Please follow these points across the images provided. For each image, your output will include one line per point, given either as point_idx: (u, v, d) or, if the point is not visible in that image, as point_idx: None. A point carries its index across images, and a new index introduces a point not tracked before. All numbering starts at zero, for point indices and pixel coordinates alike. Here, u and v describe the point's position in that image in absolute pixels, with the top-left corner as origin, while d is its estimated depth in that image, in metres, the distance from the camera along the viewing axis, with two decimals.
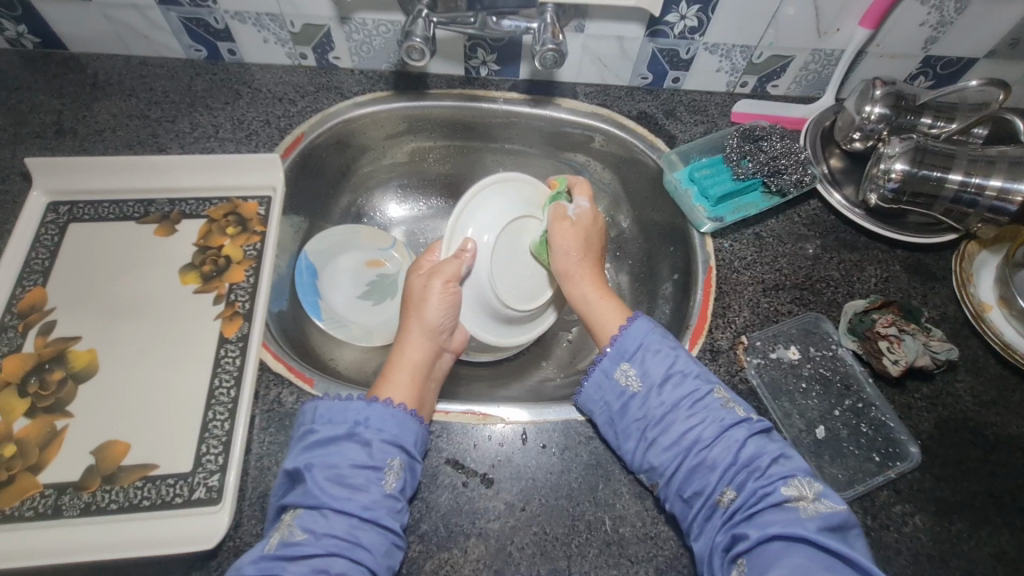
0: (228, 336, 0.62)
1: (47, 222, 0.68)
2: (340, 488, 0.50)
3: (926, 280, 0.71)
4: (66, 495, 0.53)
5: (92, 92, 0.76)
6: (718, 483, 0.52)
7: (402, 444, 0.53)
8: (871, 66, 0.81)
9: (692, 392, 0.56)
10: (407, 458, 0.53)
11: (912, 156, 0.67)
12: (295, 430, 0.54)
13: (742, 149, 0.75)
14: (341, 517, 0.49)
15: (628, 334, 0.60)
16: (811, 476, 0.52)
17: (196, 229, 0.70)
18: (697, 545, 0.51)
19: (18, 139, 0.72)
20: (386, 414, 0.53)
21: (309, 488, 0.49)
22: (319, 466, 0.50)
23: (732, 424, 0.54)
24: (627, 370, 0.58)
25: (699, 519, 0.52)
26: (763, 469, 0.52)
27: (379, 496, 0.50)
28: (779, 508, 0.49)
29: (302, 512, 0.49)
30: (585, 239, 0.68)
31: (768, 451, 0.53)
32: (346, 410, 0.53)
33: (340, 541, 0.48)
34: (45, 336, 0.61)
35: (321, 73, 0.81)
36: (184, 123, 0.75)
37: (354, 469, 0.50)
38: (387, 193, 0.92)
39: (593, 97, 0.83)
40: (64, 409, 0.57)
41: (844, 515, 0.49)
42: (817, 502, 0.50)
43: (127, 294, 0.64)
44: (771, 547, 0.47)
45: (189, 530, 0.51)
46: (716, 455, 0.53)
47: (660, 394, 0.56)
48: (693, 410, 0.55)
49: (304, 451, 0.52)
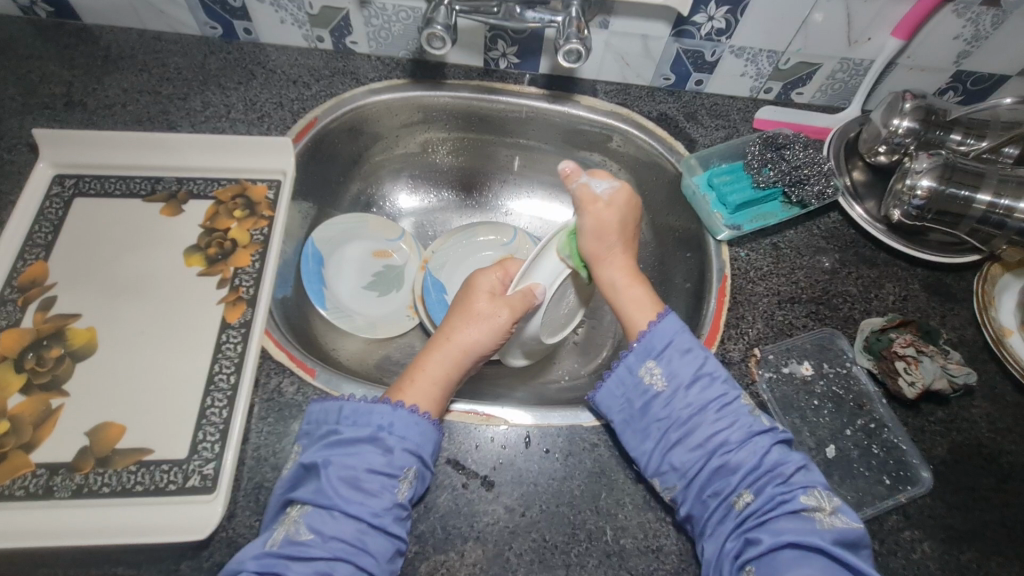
0: (231, 321, 0.61)
1: (52, 196, 0.67)
2: (354, 492, 0.49)
3: (945, 300, 0.69)
4: (58, 476, 0.51)
5: (104, 65, 0.74)
6: (737, 486, 0.52)
7: (422, 454, 0.52)
8: (899, 78, 0.79)
9: (719, 394, 0.56)
10: (423, 467, 0.52)
11: (941, 172, 0.65)
12: (309, 427, 0.53)
13: (763, 156, 0.74)
14: (350, 521, 0.48)
15: (657, 331, 0.59)
16: (830, 489, 0.52)
17: (203, 210, 0.69)
18: (705, 548, 0.51)
19: (27, 109, 0.71)
20: (410, 422, 0.52)
21: (322, 488, 0.49)
22: (336, 466, 0.50)
23: (759, 431, 0.54)
24: (652, 368, 0.58)
25: (713, 520, 0.51)
26: (784, 476, 0.52)
27: (390, 504, 0.49)
28: (792, 517, 0.50)
29: (311, 510, 0.48)
30: (620, 221, 0.67)
31: (793, 460, 0.53)
32: (370, 414, 0.53)
33: (346, 546, 0.47)
34: (44, 312, 0.59)
35: (337, 57, 0.79)
36: (195, 101, 0.73)
37: (370, 472, 0.50)
38: (398, 183, 0.91)
39: (613, 96, 0.82)
40: (60, 387, 0.56)
41: (859, 533, 0.49)
42: (834, 515, 0.50)
43: (130, 273, 0.63)
44: (784, 554, 0.48)
45: (182, 518, 0.50)
46: (739, 458, 0.53)
47: (686, 395, 0.56)
48: (720, 412, 0.55)
49: (323, 449, 0.51)
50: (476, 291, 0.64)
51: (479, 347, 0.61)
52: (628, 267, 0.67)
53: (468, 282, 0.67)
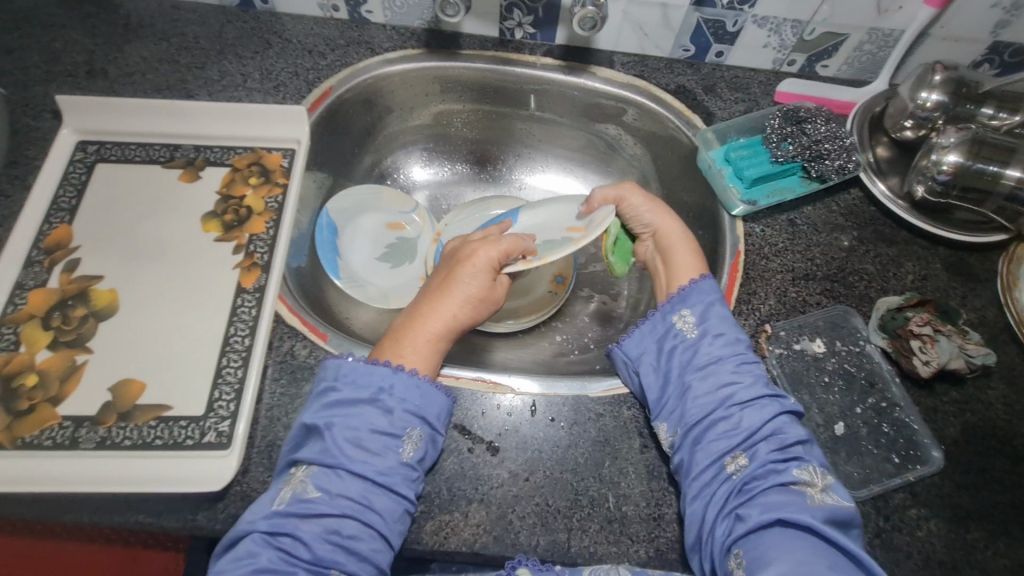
0: (246, 286, 0.62)
1: (75, 161, 0.68)
2: (358, 451, 0.49)
3: (967, 280, 0.67)
4: (83, 428, 0.54)
5: (124, 34, 0.75)
6: (731, 450, 0.52)
7: (425, 415, 0.52)
8: (931, 50, 0.76)
9: (740, 352, 0.56)
10: (428, 429, 0.52)
11: (968, 148, 0.64)
12: (315, 385, 0.54)
13: (784, 130, 0.72)
14: (356, 480, 0.48)
15: (698, 287, 0.60)
16: (825, 468, 0.51)
17: (220, 177, 0.70)
18: (689, 509, 0.51)
19: (50, 77, 0.72)
20: (410, 384, 0.53)
21: (326, 448, 0.49)
22: (339, 427, 0.50)
23: (769, 396, 0.54)
24: (682, 323, 0.59)
25: (703, 478, 0.51)
26: (781, 444, 0.51)
27: (395, 463, 0.49)
28: (785, 490, 0.49)
29: (316, 469, 0.48)
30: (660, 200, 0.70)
31: (790, 432, 0.52)
32: (370, 375, 0.52)
33: (353, 503, 0.47)
34: (69, 273, 0.61)
35: (352, 27, 0.79)
36: (213, 70, 0.74)
37: (372, 430, 0.50)
38: (412, 155, 0.91)
39: (630, 67, 0.80)
40: (84, 345, 0.58)
41: (850, 512, 0.48)
42: (825, 493, 0.49)
43: (151, 237, 0.65)
44: (771, 534, 0.46)
45: (198, 471, 0.52)
46: (742, 418, 0.53)
47: (700, 357, 0.56)
48: (738, 369, 0.55)
49: (325, 410, 0.51)
50: (478, 271, 0.61)
51: (474, 323, 0.62)
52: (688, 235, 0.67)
53: (468, 254, 0.63)
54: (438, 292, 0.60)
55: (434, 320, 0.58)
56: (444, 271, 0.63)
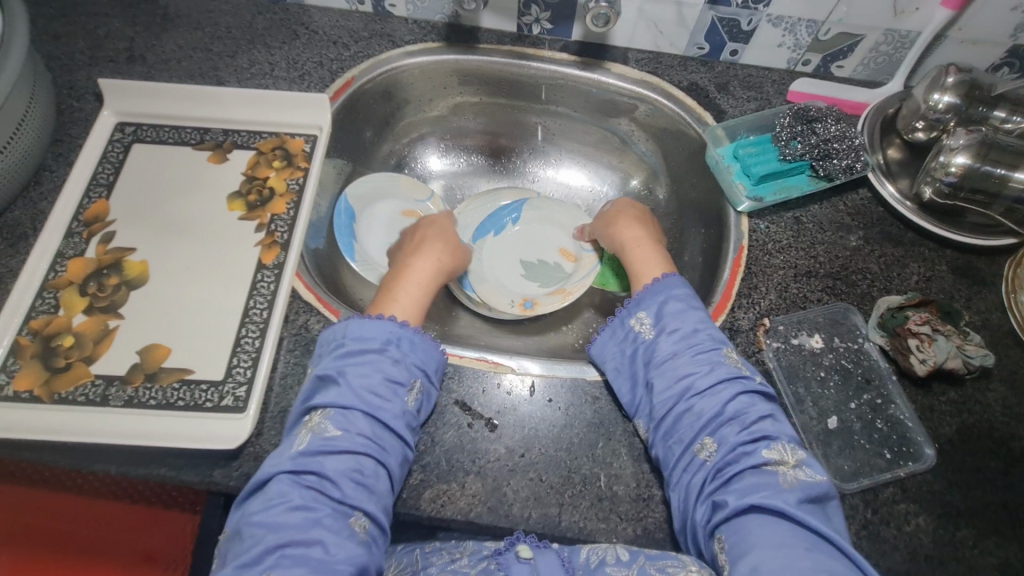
0: (266, 262, 0.66)
1: (114, 141, 0.73)
2: (370, 397, 0.53)
3: (973, 283, 0.67)
4: (113, 387, 0.58)
5: (162, 23, 0.80)
6: (698, 434, 0.54)
7: (427, 371, 0.56)
8: (948, 53, 0.76)
9: (696, 343, 0.58)
10: (428, 382, 0.56)
11: (976, 150, 0.65)
12: (321, 346, 0.57)
13: (793, 129, 0.73)
14: (368, 422, 0.52)
15: (653, 288, 0.63)
16: (796, 444, 0.53)
17: (246, 160, 0.74)
18: (672, 497, 0.53)
19: (94, 62, 0.76)
20: (414, 339, 0.57)
21: (342, 391, 0.53)
22: (352, 374, 0.53)
23: (729, 378, 0.55)
24: (641, 319, 0.61)
25: (679, 469, 0.53)
26: (745, 424, 0.53)
27: (403, 409, 0.53)
28: (757, 472, 0.50)
29: (333, 412, 0.52)
30: (614, 219, 0.76)
31: (755, 411, 0.54)
32: (375, 329, 0.56)
33: (367, 442, 0.51)
34: (105, 244, 0.66)
35: (376, 20, 0.82)
36: (243, 59, 0.78)
37: (381, 381, 0.54)
38: (429, 146, 0.94)
39: (644, 64, 0.82)
40: (117, 311, 0.62)
41: (823, 487, 0.50)
42: (797, 468, 0.51)
43: (181, 214, 0.69)
44: (749, 517, 0.48)
45: (216, 430, 0.56)
46: (703, 405, 0.54)
47: (669, 343, 0.58)
48: (695, 358, 0.57)
49: (335, 360, 0.55)
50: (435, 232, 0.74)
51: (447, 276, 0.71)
52: (637, 249, 0.70)
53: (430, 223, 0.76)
54: (412, 252, 0.70)
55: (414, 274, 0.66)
56: (414, 236, 0.74)
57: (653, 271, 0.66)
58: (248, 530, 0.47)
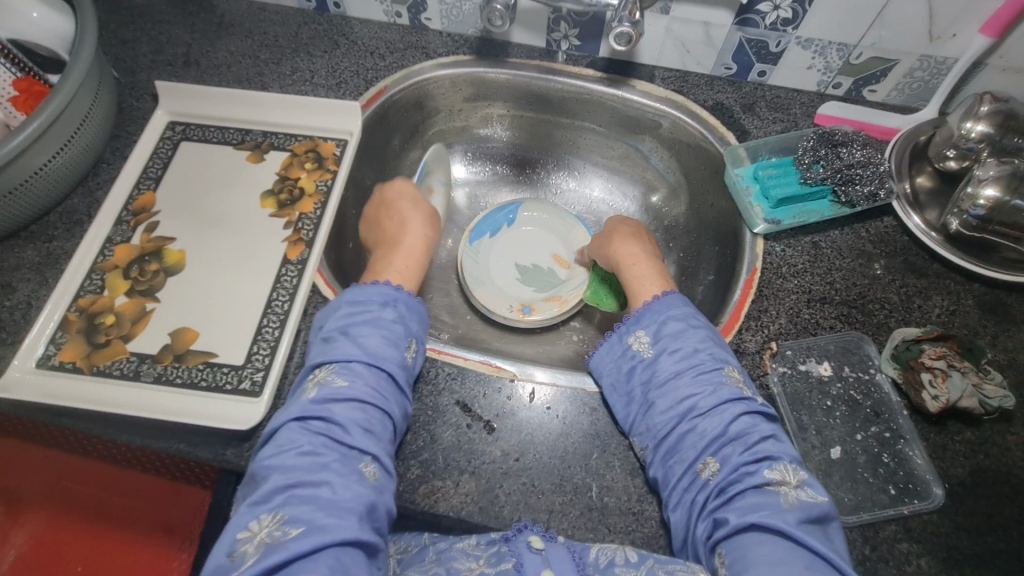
0: (291, 258, 0.70)
1: (164, 138, 0.79)
2: (372, 351, 0.57)
3: (1001, 320, 0.65)
4: (145, 363, 0.63)
5: (217, 30, 0.86)
6: (701, 453, 0.54)
7: (417, 335, 0.61)
8: (988, 80, 0.74)
9: (697, 363, 0.58)
10: (421, 343, 0.62)
11: (1006, 182, 0.64)
12: (323, 319, 0.62)
13: (816, 152, 0.72)
14: (369, 375, 0.56)
15: (653, 308, 0.63)
16: (798, 464, 0.52)
17: (281, 160, 0.78)
18: (673, 517, 0.53)
19: (154, 65, 0.83)
20: (411, 300, 0.63)
21: (344, 348, 0.57)
22: (359, 328, 0.58)
23: (732, 399, 0.55)
24: (640, 337, 0.62)
25: (680, 487, 0.53)
26: (747, 444, 0.53)
27: (402, 363, 0.58)
28: (758, 492, 0.50)
29: (336, 368, 0.56)
30: (606, 239, 0.78)
31: (759, 430, 0.54)
32: (373, 292, 0.62)
33: (367, 395, 0.54)
34: (149, 233, 0.72)
35: (412, 32, 0.86)
36: (286, 66, 0.83)
37: (381, 338, 0.58)
38: (456, 154, 0.97)
39: (670, 82, 0.82)
40: (153, 294, 0.67)
41: (824, 507, 0.49)
42: (799, 488, 0.50)
43: (218, 208, 0.74)
44: (752, 533, 0.47)
45: (232, 412, 0.60)
46: (706, 425, 0.54)
47: (669, 361, 0.59)
48: (696, 379, 0.57)
49: (342, 320, 0.60)
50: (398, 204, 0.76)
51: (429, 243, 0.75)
52: (631, 267, 0.71)
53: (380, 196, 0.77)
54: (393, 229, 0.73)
55: (391, 255, 0.70)
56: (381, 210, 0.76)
57: (651, 291, 0.67)
58: (263, 474, 0.50)
